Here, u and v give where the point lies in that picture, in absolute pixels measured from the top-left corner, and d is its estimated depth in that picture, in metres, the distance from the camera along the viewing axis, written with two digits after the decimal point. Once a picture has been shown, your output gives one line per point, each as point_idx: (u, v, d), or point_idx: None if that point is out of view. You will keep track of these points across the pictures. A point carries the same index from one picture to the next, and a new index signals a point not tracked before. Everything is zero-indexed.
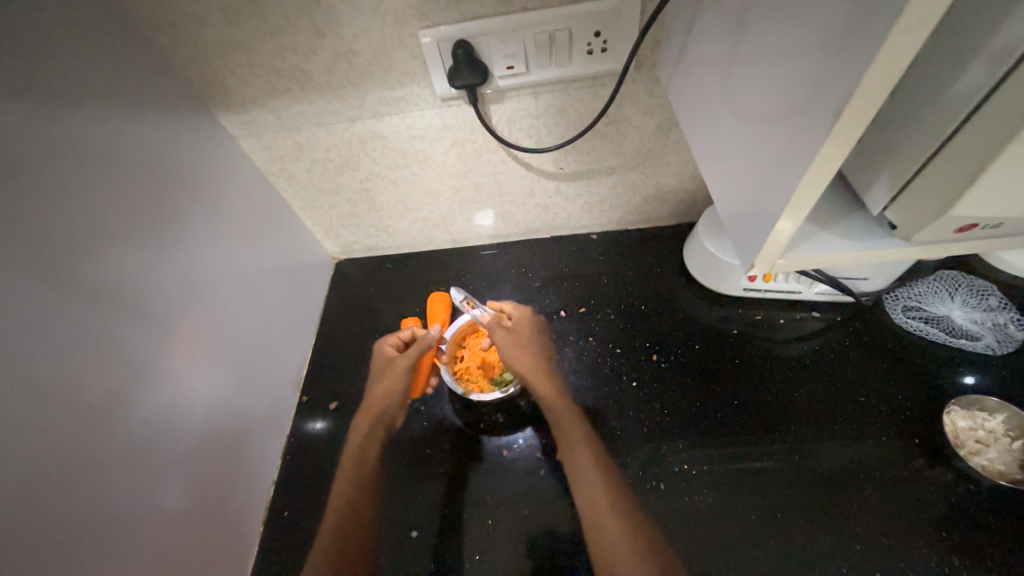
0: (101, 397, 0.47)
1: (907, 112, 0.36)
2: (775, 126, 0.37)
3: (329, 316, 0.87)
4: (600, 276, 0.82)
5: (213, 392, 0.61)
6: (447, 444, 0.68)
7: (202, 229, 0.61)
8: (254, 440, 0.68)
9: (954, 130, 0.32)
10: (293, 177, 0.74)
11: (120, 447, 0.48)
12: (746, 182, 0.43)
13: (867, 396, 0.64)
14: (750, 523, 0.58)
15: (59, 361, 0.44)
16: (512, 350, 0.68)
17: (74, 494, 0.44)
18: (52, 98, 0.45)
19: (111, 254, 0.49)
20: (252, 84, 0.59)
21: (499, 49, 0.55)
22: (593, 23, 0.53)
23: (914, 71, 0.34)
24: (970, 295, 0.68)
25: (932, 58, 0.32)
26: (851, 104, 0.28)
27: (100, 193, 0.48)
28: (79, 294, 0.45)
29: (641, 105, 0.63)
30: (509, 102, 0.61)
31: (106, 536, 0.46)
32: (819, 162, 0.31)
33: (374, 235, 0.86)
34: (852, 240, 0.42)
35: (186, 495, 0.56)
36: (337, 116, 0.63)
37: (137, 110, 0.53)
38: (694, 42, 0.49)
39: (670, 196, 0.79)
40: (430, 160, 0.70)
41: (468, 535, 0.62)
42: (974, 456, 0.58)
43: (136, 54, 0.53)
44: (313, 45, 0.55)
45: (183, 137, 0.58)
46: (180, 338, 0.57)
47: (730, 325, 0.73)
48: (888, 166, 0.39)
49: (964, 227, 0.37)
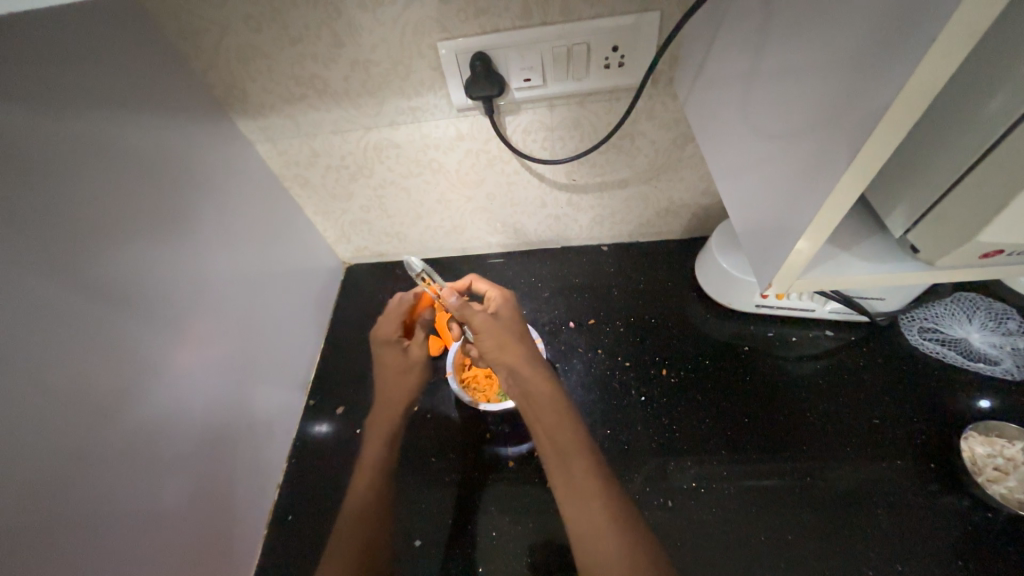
0: (109, 398, 0.47)
1: (932, 134, 0.35)
2: (797, 145, 0.36)
3: (338, 320, 0.87)
4: (610, 288, 0.81)
5: (219, 395, 0.61)
6: (452, 454, 0.68)
7: (215, 232, 0.61)
8: (259, 443, 0.67)
9: (982, 156, 0.32)
10: (308, 183, 0.74)
11: (124, 453, 0.48)
12: (764, 199, 0.42)
13: (881, 418, 0.63)
14: (759, 544, 0.57)
15: (72, 364, 0.44)
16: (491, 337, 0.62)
17: (79, 496, 0.43)
18: (78, 104, 0.45)
19: (125, 256, 0.49)
20: (272, 91, 0.60)
21: (518, 61, 0.55)
22: (612, 38, 0.53)
23: (940, 94, 0.34)
24: (988, 319, 0.67)
25: (962, 82, 0.32)
26: (878, 126, 0.28)
27: (116, 195, 0.48)
28: (90, 297, 0.45)
29: (657, 119, 0.63)
30: (525, 114, 0.62)
31: (108, 544, 0.46)
32: (844, 184, 0.31)
33: (385, 242, 0.87)
34: (872, 261, 0.41)
35: (188, 497, 0.55)
36: (354, 124, 0.64)
37: (158, 117, 0.54)
38: (713, 59, 0.49)
39: (682, 209, 0.78)
40: (444, 169, 0.71)
41: (472, 545, 0.61)
42: (992, 483, 0.56)
43: (160, 61, 0.54)
44: (334, 54, 0.55)
45: (200, 141, 0.59)
46: (189, 339, 0.56)
47: (740, 342, 0.73)
48: (912, 188, 0.38)
49: (989, 253, 0.36)
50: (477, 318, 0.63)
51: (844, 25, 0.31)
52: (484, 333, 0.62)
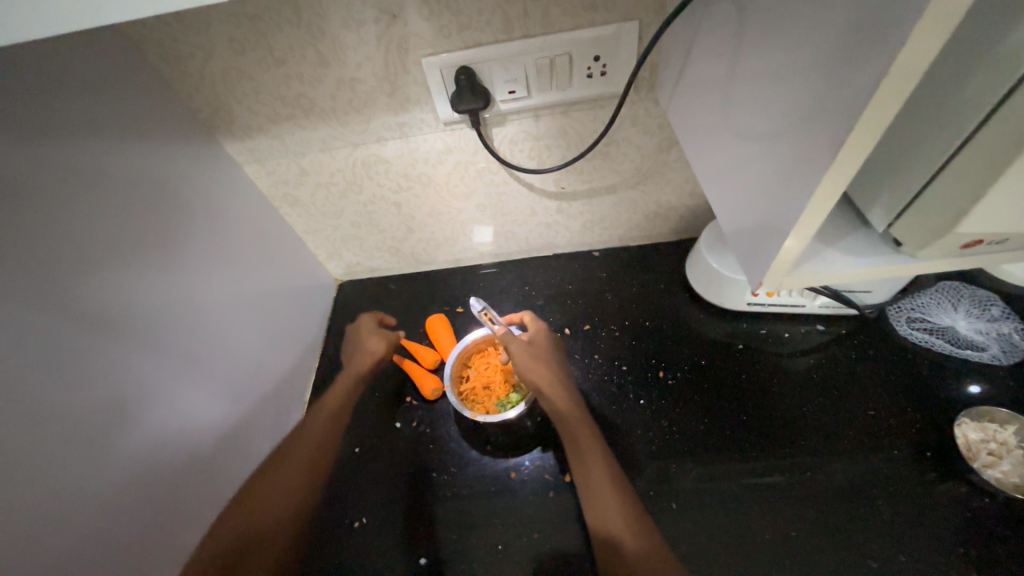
0: (105, 427, 0.45)
1: (910, 129, 0.37)
2: (776, 144, 0.37)
3: (332, 338, 0.86)
4: (603, 293, 0.82)
5: (217, 417, 0.60)
6: (452, 468, 0.67)
7: (206, 255, 0.61)
8: (256, 466, 0.66)
9: (957, 152, 0.33)
10: (297, 201, 0.74)
11: (122, 480, 0.47)
12: (749, 199, 0.43)
13: (875, 408, 0.64)
14: (765, 542, 0.57)
15: (65, 394, 0.42)
16: (528, 362, 0.65)
17: (77, 528, 0.42)
18: (59, 132, 0.45)
19: (116, 281, 0.48)
20: (258, 112, 0.60)
21: (502, 74, 0.56)
22: (593, 48, 0.54)
23: (914, 92, 0.35)
24: (972, 306, 0.69)
25: (935, 80, 0.33)
26: (857, 122, 0.29)
27: (104, 220, 0.48)
28: (81, 324, 0.44)
29: (641, 125, 0.64)
30: (511, 125, 0.62)
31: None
32: (829, 180, 0.32)
33: (377, 257, 0.87)
34: (858, 256, 0.42)
35: (187, 523, 0.54)
36: (341, 141, 0.64)
37: (142, 142, 0.53)
38: (692, 66, 0.50)
39: (670, 212, 0.80)
40: (433, 182, 0.71)
41: (476, 560, 0.60)
42: (988, 468, 0.57)
43: (142, 86, 0.54)
44: (318, 73, 0.56)
45: (187, 164, 0.59)
46: (182, 363, 0.55)
47: (734, 340, 0.73)
48: (894, 182, 0.39)
49: (969, 243, 0.37)
50: (516, 345, 0.66)
51: (818, 30, 0.32)
52: (522, 359, 0.65)
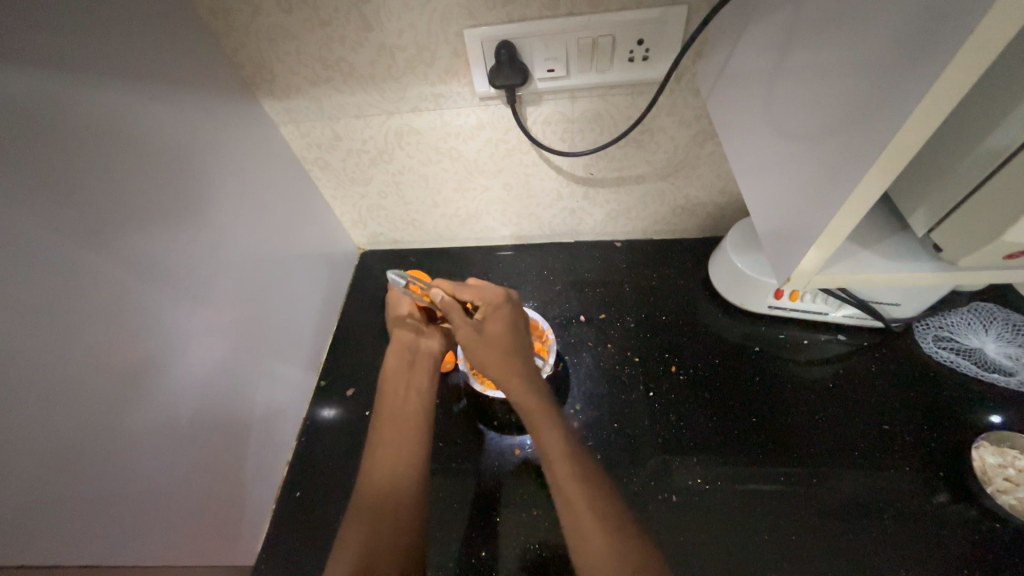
0: (132, 365, 0.47)
1: (973, 129, 0.35)
2: (819, 143, 0.37)
3: (351, 304, 0.88)
4: (621, 284, 0.81)
5: (233, 369, 0.62)
6: (459, 439, 0.68)
7: (238, 211, 0.62)
8: (270, 420, 0.68)
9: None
10: (328, 166, 0.75)
11: (145, 420, 0.49)
12: (783, 196, 0.42)
13: (891, 423, 0.63)
14: (762, 543, 0.57)
15: (98, 333, 0.44)
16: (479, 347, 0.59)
17: (103, 460, 0.44)
18: (114, 76, 0.46)
19: (151, 230, 0.50)
20: (298, 73, 0.61)
21: (542, 51, 0.55)
22: (637, 31, 0.53)
23: (984, 93, 0.34)
24: (1005, 330, 0.66)
25: (1012, 82, 0.32)
26: (908, 121, 0.28)
27: (143, 166, 0.49)
28: (117, 266, 0.46)
29: (678, 114, 0.63)
30: (546, 105, 0.62)
31: (116, 514, 0.45)
32: (868, 180, 0.31)
33: (400, 229, 0.88)
34: (891, 261, 0.43)
35: (200, 469, 0.56)
36: (376, 109, 0.64)
37: (185, 93, 0.54)
38: (738, 56, 0.49)
39: (698, 207, 0.78)
40: (463, 158, 0.71)
41: (477, 529, 0.62)
42: (1002, 494, 0.56)
43: (190, 37, 0.55)
44: (361, 38, 0.56)
45: (226, 119, 0.60)
46: (208, 312, 0.57)
47: (752, 343, 0.72)
48: (949, 183, 0.38)
49: (1014, 254, 0.38)
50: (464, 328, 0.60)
51: (878, 23, 0.31)
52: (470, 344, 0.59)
